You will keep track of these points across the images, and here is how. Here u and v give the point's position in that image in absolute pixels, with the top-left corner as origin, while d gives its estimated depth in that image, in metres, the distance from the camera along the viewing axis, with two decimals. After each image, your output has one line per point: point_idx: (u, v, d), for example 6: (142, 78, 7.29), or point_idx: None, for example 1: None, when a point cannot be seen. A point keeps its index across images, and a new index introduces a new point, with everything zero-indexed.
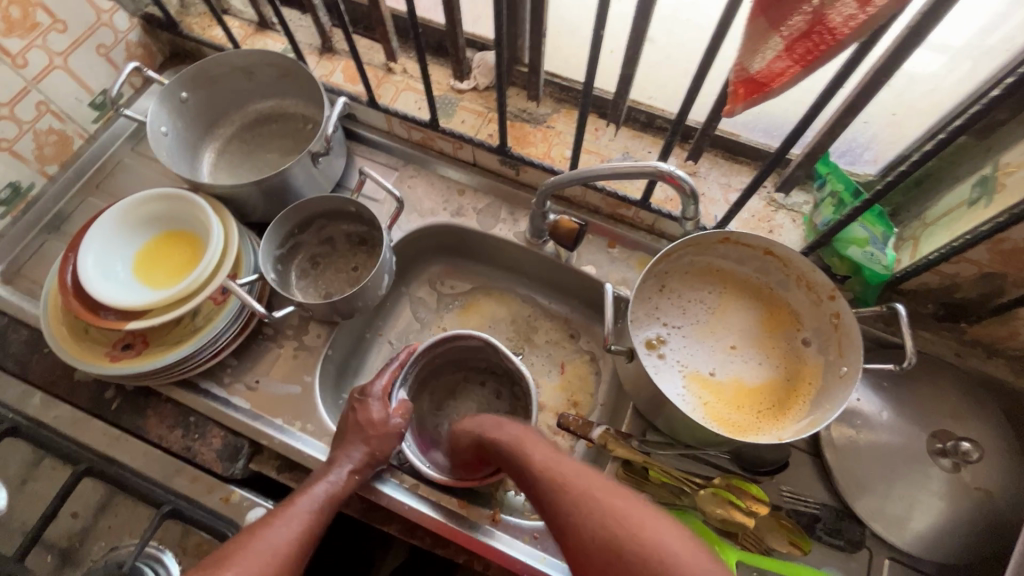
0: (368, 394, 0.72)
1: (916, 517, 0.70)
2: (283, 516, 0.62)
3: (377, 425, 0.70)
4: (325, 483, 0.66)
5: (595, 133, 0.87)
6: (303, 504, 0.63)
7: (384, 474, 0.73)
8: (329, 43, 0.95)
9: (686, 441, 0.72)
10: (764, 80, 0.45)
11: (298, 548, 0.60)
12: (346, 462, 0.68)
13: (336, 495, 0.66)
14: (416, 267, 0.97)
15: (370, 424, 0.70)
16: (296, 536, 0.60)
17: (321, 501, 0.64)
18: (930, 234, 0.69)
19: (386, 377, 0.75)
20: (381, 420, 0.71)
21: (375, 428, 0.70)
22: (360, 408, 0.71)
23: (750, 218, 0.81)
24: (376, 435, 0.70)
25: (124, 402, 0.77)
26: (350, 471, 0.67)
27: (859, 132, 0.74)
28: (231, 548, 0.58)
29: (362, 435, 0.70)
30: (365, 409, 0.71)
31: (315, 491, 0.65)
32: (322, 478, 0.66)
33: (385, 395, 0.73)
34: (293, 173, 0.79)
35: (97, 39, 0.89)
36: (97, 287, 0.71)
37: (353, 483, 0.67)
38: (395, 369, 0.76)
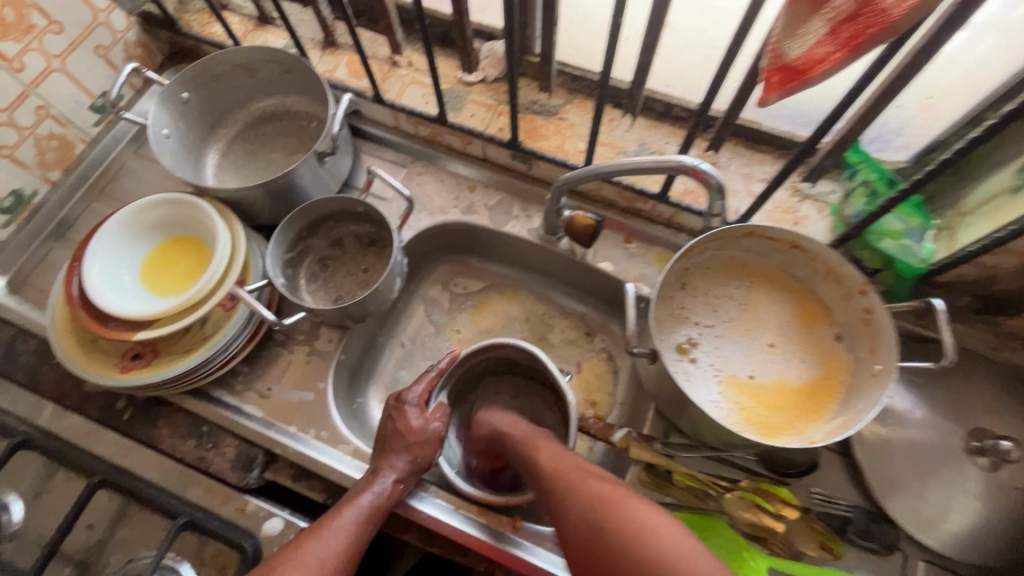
0: (406, 401, 0.72)
1: (953, 519, 0.67)
2: (330, 528, 0.61)
3: (417, 432, 0.69)
4: (370, 495, 0.64)
5: (610, 124, 0.84)
6: (349, 515, 0.62)
7: (417, 490, 0.71)
8: (332, 37, 0.92)
9: (711, 443, 0.69)
10: (801, 68, 0.42)
11: (343, 562, 0.60)
12: (392, 473, 0.67)
13: (382, 507, 0.64)
14: (427, 267, 0.95)
15: (409, 432, 0.69)
16: (343, 548, 0.60)
17: (367, 511, 0.63)
18: (970, 224, 0.65)
19: (426, 383, 0.74)
20: (421, 428, 0.70)
21: (414, 436, 0.69)
22: (399, 416, 0.70)
23: (774, 209, 0.78)
24: (416, 442, 0.69)
25: (136, 412, 0.76)
26: (394, 481, 0.66)
27: (890, 117, 0.71)
28: (278, 558, 0.58)
29: (402, 441, 0.68)
30: (405, 416, 0.70)
31: (360, 502, 0.64)
32: (366, 488, 0.65)
33: (422, 402, 0.72)
34: (299, 174, 0.77)
35: (95, 39, 0.86)
36: (104, 298, 0.69)
37: (398, 493, 0.66)
38: (434, 377, 0.75)
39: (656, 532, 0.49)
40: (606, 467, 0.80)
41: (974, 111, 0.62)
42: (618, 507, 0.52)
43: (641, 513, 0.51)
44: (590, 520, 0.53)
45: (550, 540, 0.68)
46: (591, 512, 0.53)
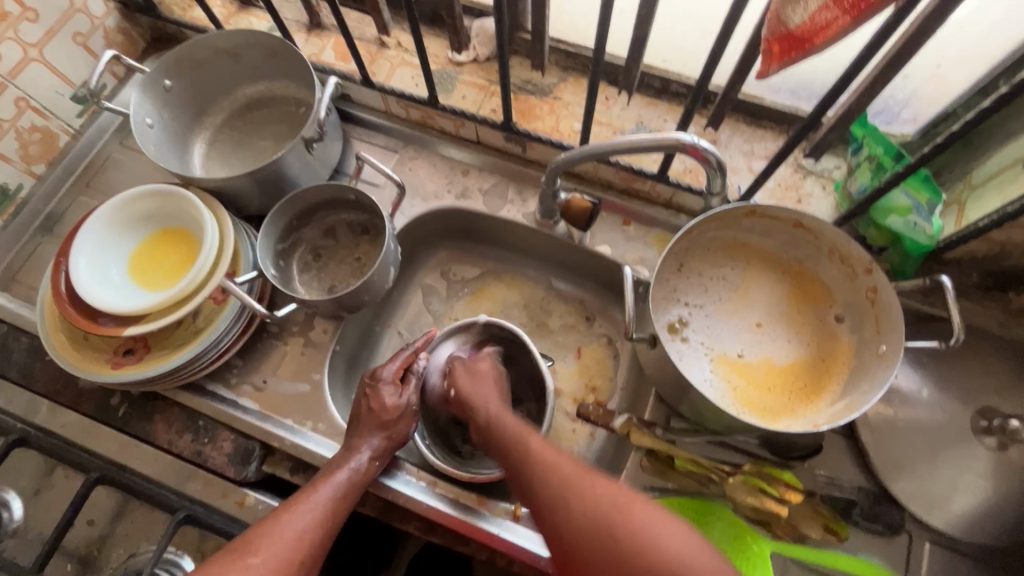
0: (381, 376, 0.71)
1: (959, 498, 0.66)
2: (306, 501, 0.60)
3: (391, 409, 0.68)
4: (346, 470, 0.64)
5: (606, 102, 0.81)
6: (325, 492, 0.62)
7: (391, 468, 0.71)
8: (317, 18, 0.89)
9: (712, 428, 0.68)
10: (804, 36, 0.40)
11: (320, 536, 0.59)
12: (366, 450, 0.66)
13: (359, 482, 0.64)
14: (422, 254, 0.93)
15: (382, 409, 0.68)
16: (318, 522, 0.60)
17: (344, 486, 0.63)
18: (979, 197, 0.63)
19: (401, 360, 0.73)
20: (395, 405, 0.69)
21: (389, 413, 0.68)
22: (372, 393, 0.69)
23: (776, 187, 0.75)
24: (390, 419, 0.68)
25: (131, 407, 0.75)
26: (371, 458, 0.66)
27: (897, 88, 0.68)
28: (254, 533, 0.57)
29: (376, 419, 0.68)
30: (378, 394, 0.69)
31: (337, 477, 0.63)
32: (343, 464, 0.65)
33: (397, 378, 0.71)
34: (287, 162, 0.75)
35: (73, 27, 0.84)
36: (91, 293, 0.68)
37: (374, 469, 0.66)
38: (410, 354, 0.74)
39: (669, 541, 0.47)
40: (607, 453, 0.80)
41: (984, 80, 0.59)
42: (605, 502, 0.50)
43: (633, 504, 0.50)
44: (594, 524, 0.50)
45: None
46: (585, 513, 0.50)
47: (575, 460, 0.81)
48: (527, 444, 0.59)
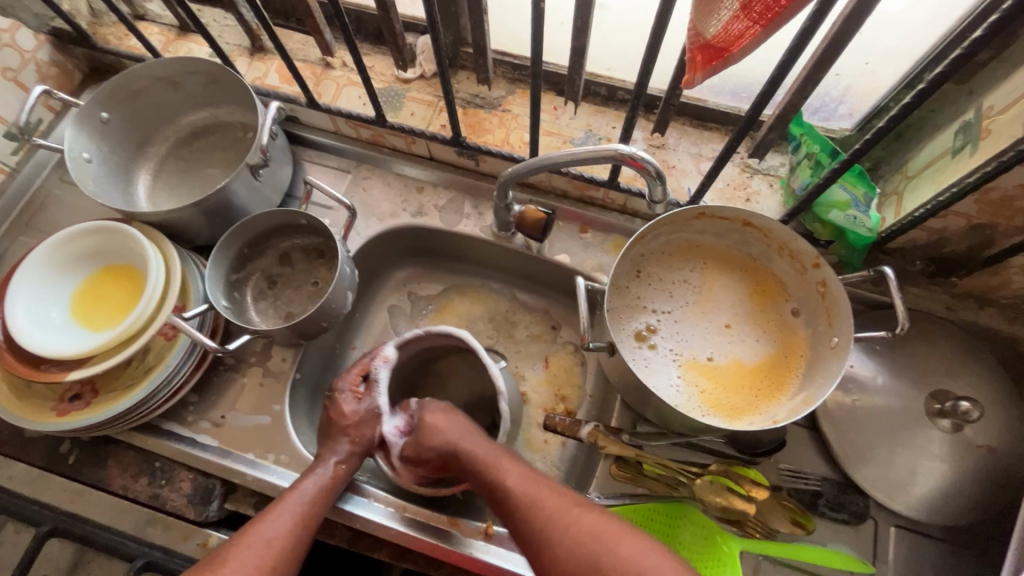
0: (338, 389, 0.72)
1: (920, 482, 0.68)
2: (274, 509, 0.60)
3: (349, 416, 0.70)
4: (314, 477, 0.63)
5: (555, 112, 0.81)
6: (292, 499, 0.61)
7: (350, 493, 0.70)
8: (258, 42, 0.88)
9: (678, 430, 0.69)
10: (722, 45, 0.40)
11: (293, 541, 0.58)
12: (333, 456, 0.66)
13: (330, 487, 0.64)
14: (383, 273, 0.92)
15: (342, 417, 0.70)
16: (287, 532, 0.58)
17: (311, 495, 0.62)
18: (914, 187, 0.65)
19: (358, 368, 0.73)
20: (353, 411, 0.70)
21: (348, 420, 0.69)
22: (331, 404, 0.71)
23: (725, 187, 0.76)
24: (352, 425, 0.69)
25: (83, 454, 0.72)
26: (337, 463, 0.66)
27: (831, 86, 0.69)
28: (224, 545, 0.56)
29: (339, 428, 0.69)
30: (337, 404, 0.71)
31: (305, 486, 0.63)
32: (310, 473, 0.64)
33: (354, 386, 0.72)
34: (233, 191, 0.73)
35: (1, 61, 0.81)
36: (31, 340, 0.65)
37: (342, 474, 0.65)
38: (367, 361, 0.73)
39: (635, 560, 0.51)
40: (578, 461, 0.79)
41: (911, 74, 0.61)
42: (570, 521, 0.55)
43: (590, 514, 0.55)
44: (579, 549, 0.53)
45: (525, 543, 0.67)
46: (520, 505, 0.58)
47: (547, 472, 0.81)
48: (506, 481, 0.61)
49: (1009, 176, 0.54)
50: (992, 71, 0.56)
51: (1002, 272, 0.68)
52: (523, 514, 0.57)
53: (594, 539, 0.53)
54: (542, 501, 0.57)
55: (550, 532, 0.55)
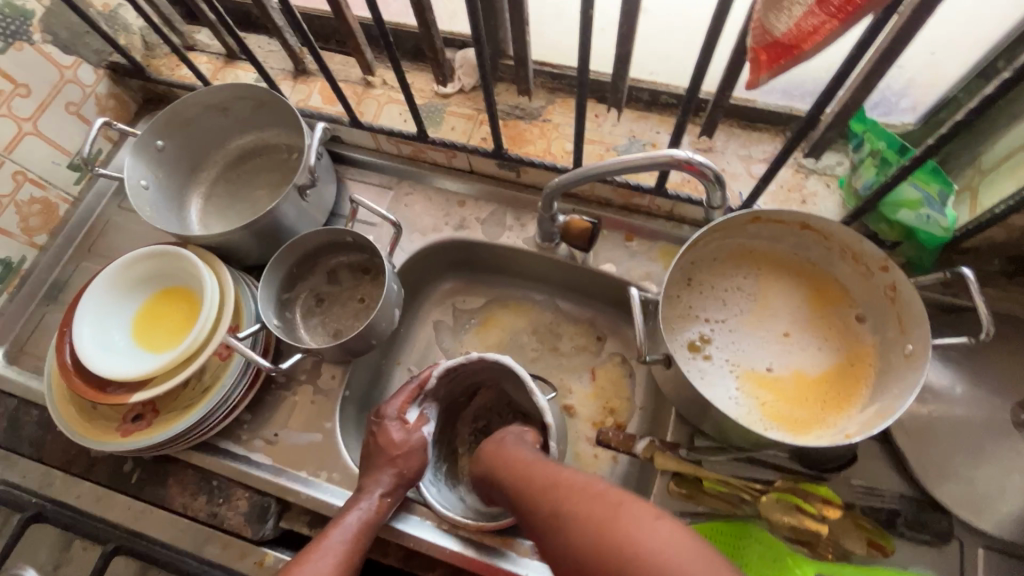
0: (386, 415, 0.71)
1: (1010, 499, 0.63)
2: (317, 550, 0.60)
3: (399, 445, 0.68)
4: (356, 511, 0.63)
5: (596, 120, 0.79)
6: (336, 537, 0.61)
7: (401, 511, 0.70)
8: (301, 65, 0.89)
9: (738, 444, 0.66)
10: (791, 42, 0.38)
11: None
12: (376, 488, 0.66)
13: (370, 523, 0.63)
14: (426, 288, 0.92)
15: (391, 445, 0.68)
16: (336, 562, 0.59)
17: (356, 528, 0.63)
18: (995, 182, 0.60)
19: (404, 396, 0.72)
20: (402, 439, 0.68)
21: (397, 448, 0.68)
22: (379, 431, 0.69)
23: (778, 189, 0.73)
24: (400, 454, 0.68)
25: (145, 473, 0.74)
26: (382, 495, 0.65)
27: (892, 80, 0.66)
28: None
29: (386, 457, 0.68)
30: (385, 431, 0.69)
31: (348, 521, 0.63)
32: (353, 506, 0.64)
33: (402, 414, 0.71)
34: (282, 212, 0.74)
35: (65, 97, 0.85)
36: (97, 363, 0.67)
37: (387, 507, 0.65)
38: (413, 388, 0.72)
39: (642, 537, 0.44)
40: (632, 476, 0.77)
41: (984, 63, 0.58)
42: (611, 520, 0.46)
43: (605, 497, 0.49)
44: (580, 531, 0.47)
45: None
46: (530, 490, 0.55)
47: None
48: (523, 470, 0.58)
49: None
50: None
51: None
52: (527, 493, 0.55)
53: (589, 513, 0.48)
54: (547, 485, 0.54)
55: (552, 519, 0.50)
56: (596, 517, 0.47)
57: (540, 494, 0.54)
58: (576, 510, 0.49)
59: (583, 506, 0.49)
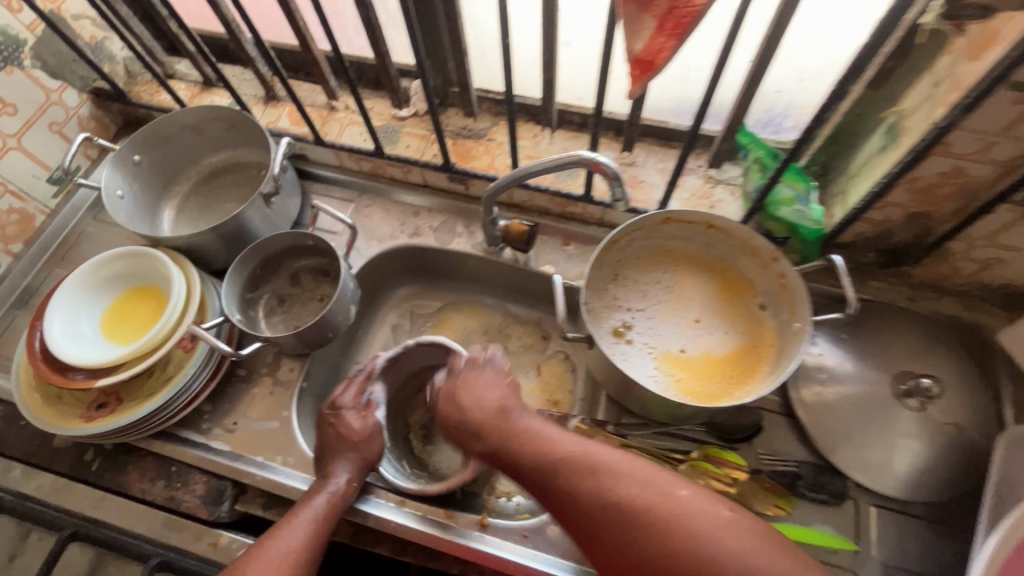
0: (341, 405, 0.75)
1: (894, 460, 0.72)
2: (287, 527, 0.63)
3: (359, 432, 0.73)
4: (325, 493, 0.67)
5: (534, 139, 0.90)
6: (305, 515, 0.65)
7: (365, 493, 0.73)
8: (272, 92, 0.99)
9: (660, 419, 0.74)
10: (649, 59, 0.47)
11: (307, 553, 0.62)
12: (341, 475, 0.70)
13: (338, 503, 0.67)
14: (384, 292, 0.99)
15: (352, 433, 0.72)
16: (308, 537, 0.63)
17: (324, 509, 0.66)
18: (858, 184, 0.72)
19: (354, 387, 0.77)
20: (362, 427, 0.73)
21: (358, 436, 0.72)
22: (337, 421, 0.74)
23: (690, 196, 0.84)
24: (360, 441, 0.72)
25: (105, 460, 0.77)
26: (348, 479, 0.69)
27: (774, 102, 0.78)
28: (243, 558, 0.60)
29: (347, 443, 0.72)
30: (343, 421, 0.73)
31: (316, 502, 0.66)
32: (320, 489, 0.68)
33: (356, 403, 0.76)
34: (247, 217, 0.82)
35: (49, 117, 0.92)
36: (66, 351, 0.72)
37: (352, 490, 0.69)
38: (362, 379, 0.78)
39: (687, 516, 0.51)
40: None
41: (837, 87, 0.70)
42: (671, 504, 0.52)
43: (635, 476, 0.55)
44: (627, 513, 0.53)
45: (519, 533, 0.71)
46: (545, 463, 0.59)
47: None
48: (532, 446, 0.62)
49: (927, 167, 0.62)
50: (899, 77, 0.63)
51: (947, 259, 0.74)
52: (544, 468, 0.59)
53: (632, 496, 0.54)
54: (565, 456, 0.59)
55: (576, 497, 0.56)
56: (637, 494, 0.54)
57: (574, 473, 0.57)
58: (617, 493, 0.54)
59: (622, 488, 0.55)
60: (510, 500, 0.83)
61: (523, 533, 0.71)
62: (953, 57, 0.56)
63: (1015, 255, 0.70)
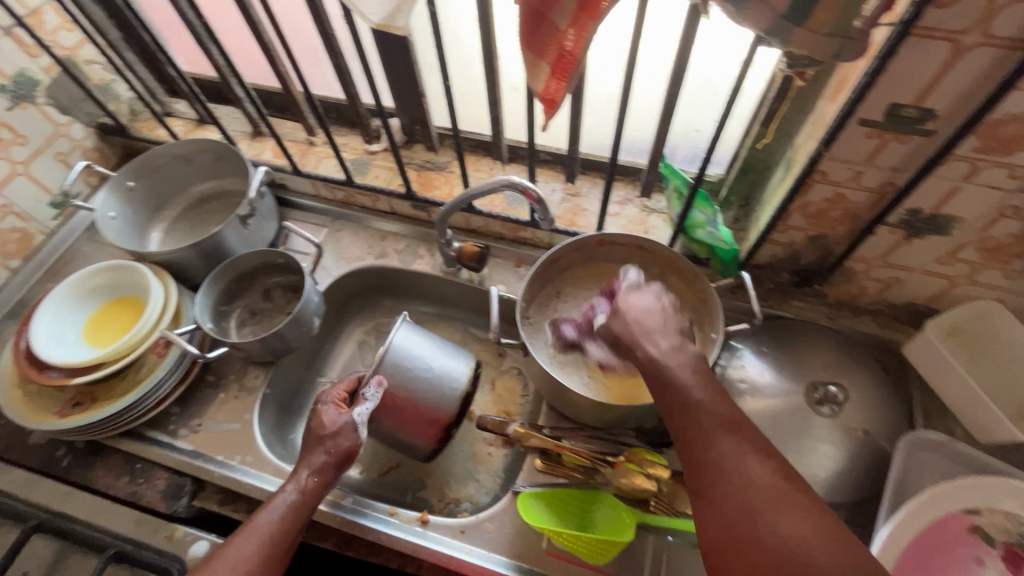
0: (322, 401, 0.73)
1: (810, 464, 0.77)
2: (247, 530, 0.63)
3: (328, 427, 0.70)
4: (288, 492, 0.67)
5: (490, 171, 1.00)
6: (265, 517, 0.64)
7: (367, 510, 0.77)
8: (258, 129, 1.10)
9: (591, 424, 0.80)
10: (550, 96, 0.56)
11: (275, 545, 0.63)
12: (306, 469, 0.69)
13: (304, 500, 0.67)
14: (353, 310, 1.07)
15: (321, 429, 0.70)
16: (271, 535, 0.63)
17: (287, 507, 0.66)
18: (766, 210, 0.80)
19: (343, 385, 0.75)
20: (333, 422, 0.70)
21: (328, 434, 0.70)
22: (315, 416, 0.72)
23: (627, 223, 0.93)
24: (328, 437, 0.70)
25: (74, 458, 0.83)
26: (310, 474, 0.68)
27: (696, 141, 0.86)
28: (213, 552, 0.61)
29: (316, 438, 0.70)
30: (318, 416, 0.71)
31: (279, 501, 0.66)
32: (282, 489, 0.67)
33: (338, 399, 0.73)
34: (225, 236, 0.91)
35: (56, 148, 1.03)
36: (48, 352, 0.79)
37: (320, 486, 0.68)
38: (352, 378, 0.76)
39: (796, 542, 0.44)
40: (517, 465, 0.88)
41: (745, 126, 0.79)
42: (785, 522, 0.45)
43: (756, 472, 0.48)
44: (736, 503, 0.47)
45: (457, 529, 0.76)
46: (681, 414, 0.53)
47: (490, 478, 0.89)
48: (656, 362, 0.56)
49: (814, 193, 0.71)
50: (787, 116, 0.72)
51: (852, 279, 0.82)
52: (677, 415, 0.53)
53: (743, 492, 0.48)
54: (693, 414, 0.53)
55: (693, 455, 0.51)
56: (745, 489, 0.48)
57: (690, 432, 0.52)
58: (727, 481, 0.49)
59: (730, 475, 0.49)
60: (460, 505, 0.88)
61: (461, 529, 0.76)
62: (822, 100, 0.65)
63: (908, 274, 0.78)
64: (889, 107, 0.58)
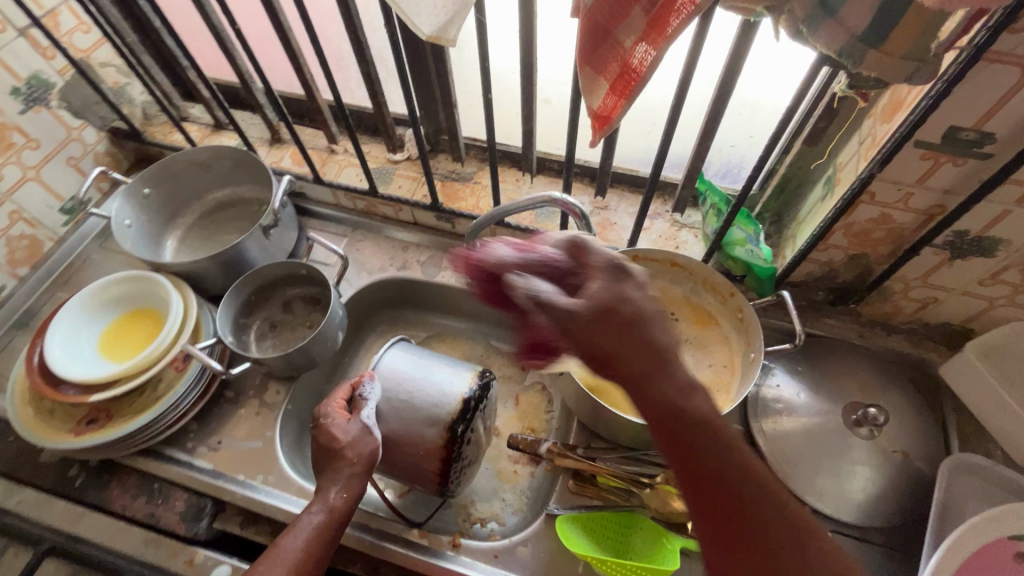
0: (322, 415, 0.70)
1: (848, 486, 0.76)
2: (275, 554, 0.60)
3: (342, 441, 0.68)
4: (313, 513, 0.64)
5: (516, 183, 0.98)
6: (293, 541, 0.62)
7: (388, 530, 0.75)
8: (277, 135, 1.08)
9: (626, 442, 0.78)
10: (605, 114, 0.54)
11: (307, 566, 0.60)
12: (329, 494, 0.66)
13: (333, 519, 0.64)
14: (372, 321, 1.04)
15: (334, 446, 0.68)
16: (301, 558, 0.60)
17: (315, 527, 0.63)
18: (804, 228, 0.79)
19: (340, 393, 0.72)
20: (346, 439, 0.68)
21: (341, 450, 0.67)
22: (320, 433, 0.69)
23: (657, 238, 0.92)
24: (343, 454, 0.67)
25: (88, 476, 0.80)
26: (337, 493, 0.65)
27: (730, 155, 0.87)
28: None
29: (333, 457, 0.67)
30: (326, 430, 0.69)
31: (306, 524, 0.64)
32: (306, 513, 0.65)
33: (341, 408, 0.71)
34: (246, 247, 0.88)
35: (68, 152, 1.00)
36: (63, 368, 0.76)
37: (346, 501, 0.66)
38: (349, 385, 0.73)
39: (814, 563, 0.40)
40: (546, 484, 0.86)
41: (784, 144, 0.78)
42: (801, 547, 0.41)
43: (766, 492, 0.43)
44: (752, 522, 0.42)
45: (490, 553, 0.74)
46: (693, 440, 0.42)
47: (517, 497, 0.87)
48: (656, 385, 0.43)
49: (860, 212, 0.70)
50: (831, 134, 0.71)
51: (888, 298, 0.81)
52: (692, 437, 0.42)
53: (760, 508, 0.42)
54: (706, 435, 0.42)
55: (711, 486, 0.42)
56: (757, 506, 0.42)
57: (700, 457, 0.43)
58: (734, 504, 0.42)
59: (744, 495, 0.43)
60: (484, 525, 0.85)
61: (494, 553, 0.74)
62: (872, 120, 0.65)
63: (948, 294, 0.77)
64: (948, 129, 0.57)
